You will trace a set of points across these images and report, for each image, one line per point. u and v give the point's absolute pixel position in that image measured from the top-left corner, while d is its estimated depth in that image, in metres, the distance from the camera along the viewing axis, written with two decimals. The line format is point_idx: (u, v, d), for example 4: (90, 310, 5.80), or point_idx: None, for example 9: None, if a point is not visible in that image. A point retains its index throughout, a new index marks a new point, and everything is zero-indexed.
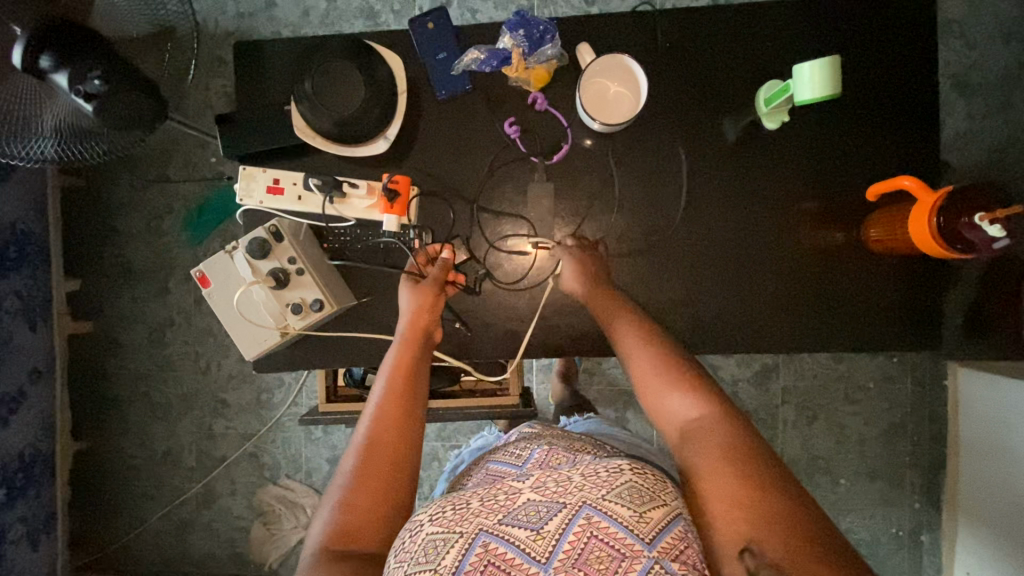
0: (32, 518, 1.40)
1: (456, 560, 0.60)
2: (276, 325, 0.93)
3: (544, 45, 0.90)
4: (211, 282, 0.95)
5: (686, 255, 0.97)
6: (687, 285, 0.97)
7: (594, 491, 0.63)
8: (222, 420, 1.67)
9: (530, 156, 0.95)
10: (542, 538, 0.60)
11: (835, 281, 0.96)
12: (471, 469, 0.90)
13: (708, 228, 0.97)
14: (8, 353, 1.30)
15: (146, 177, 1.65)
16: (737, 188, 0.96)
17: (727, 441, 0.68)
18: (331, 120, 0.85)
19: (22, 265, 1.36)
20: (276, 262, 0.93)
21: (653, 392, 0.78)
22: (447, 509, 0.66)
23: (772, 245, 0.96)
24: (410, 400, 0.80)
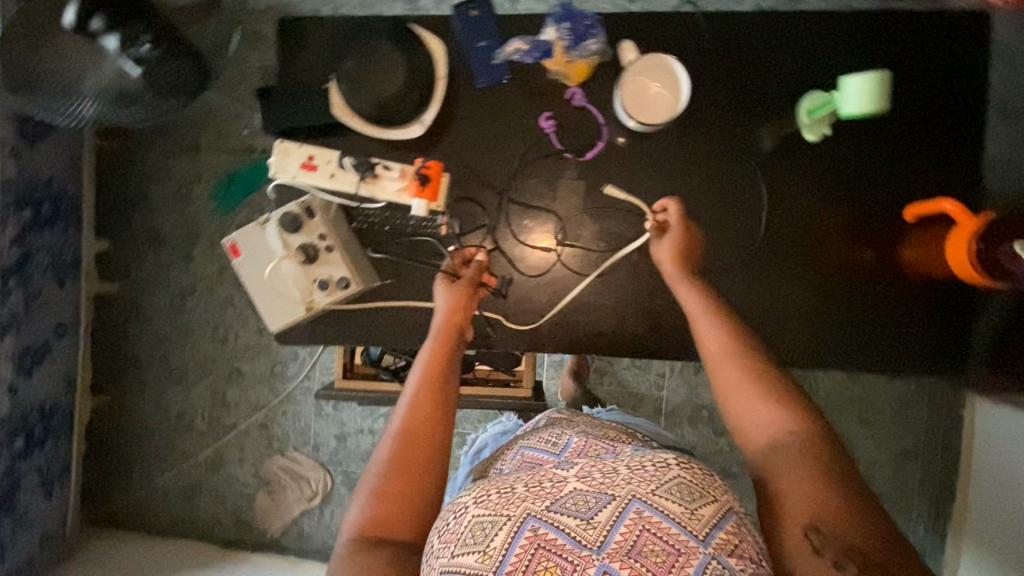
0: (48, 468, 1.44)
1: (506, 544, 0.63)
2: (302, 299, 0.94)
3: (588, 39, 0.89)
4: (242, 253, 0.96)
5: (739, 261, 0.96)
6: (732, 293, 0.96)
7: (643, 486, 0.66)
8: (236, 389, 1.70)
9: (562, 150, 0.95)
10: (593, 527, 0.63)
11: (875, 306, 0.95)
12: (505, 453, 0.93)
13: (755, 239, 0.96)
14: (36, 307, 1.34)
15: (178, 145, 1.67)
16: (781, 201, 0.95)
17: (807, 462, 0.67)
18: (371, 101, 0.88)
19: (55, 222, 1.39)
20: (307, 238, 0.93)
21: (730, 394, 0.77)
22: (491, 492, 0.69)
23: (820, 262, 0.95)
24: (443, 395, 0.79)
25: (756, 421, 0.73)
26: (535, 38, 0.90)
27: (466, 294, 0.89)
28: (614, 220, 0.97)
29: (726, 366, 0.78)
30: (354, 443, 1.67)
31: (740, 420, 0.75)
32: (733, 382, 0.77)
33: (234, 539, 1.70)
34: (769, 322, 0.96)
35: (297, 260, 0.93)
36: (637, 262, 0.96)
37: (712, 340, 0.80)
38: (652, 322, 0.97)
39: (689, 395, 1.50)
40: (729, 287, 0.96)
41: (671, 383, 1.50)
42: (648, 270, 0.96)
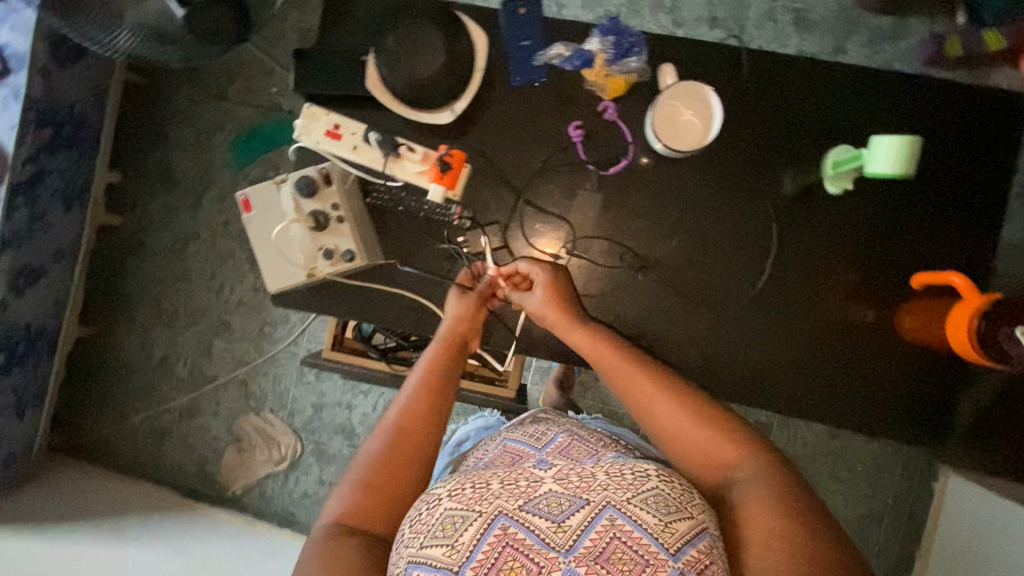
0: (23, 389, 1.43)
1: (474, 539, 0.66)
2: (305, 265, 0.96)
3: (629, 57, 0.93)
4: (253, 209, 1.00)
5: (752, 308, 0.96)
6: (737, 336, 0.96)
7: (618, 494, 0.70)
8: (222, 342, 1.70)
9: (583, 158, 0.95)
10: (564, 530, 0.66)
11: (879, 373, 0.95)
12: (488, 440, 0.96)
13: (769, 288, 0.96)
14: (38, 228, 1.33)
15: (206, 91, 1.67)
16: (801, 254, 0.95)
17: (777, 502, 0.71)
18: (405, 79, 0.88)
19: (71, 147, 1.39)
20: (320, 205, 0.96)
21: (670, 435, 0.82)
22: (465, 487, 0.73)
23: (832, 323, 0.95)
24: (436, 404, 0.86)
25: (704, 456, 0.80)
26: (578, 46, 0.94)
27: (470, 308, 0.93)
28: (626, 239, 0.96)
29: (662, 407, 0.83)
30: (330, 415, 1.67)
31: (687, 453, 0.81)
32: (660, 411, 0.83)
33: (196, 491, 1.70)
34: (777, 375, 0.96)
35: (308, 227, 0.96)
36: (639, 285, 0.96)
37: (643, 385, 0.85)
38: (646, 345, 0.96)
39: None
40: (733, 336, 0.96)
41: None
42: (650, 295, 0.96)
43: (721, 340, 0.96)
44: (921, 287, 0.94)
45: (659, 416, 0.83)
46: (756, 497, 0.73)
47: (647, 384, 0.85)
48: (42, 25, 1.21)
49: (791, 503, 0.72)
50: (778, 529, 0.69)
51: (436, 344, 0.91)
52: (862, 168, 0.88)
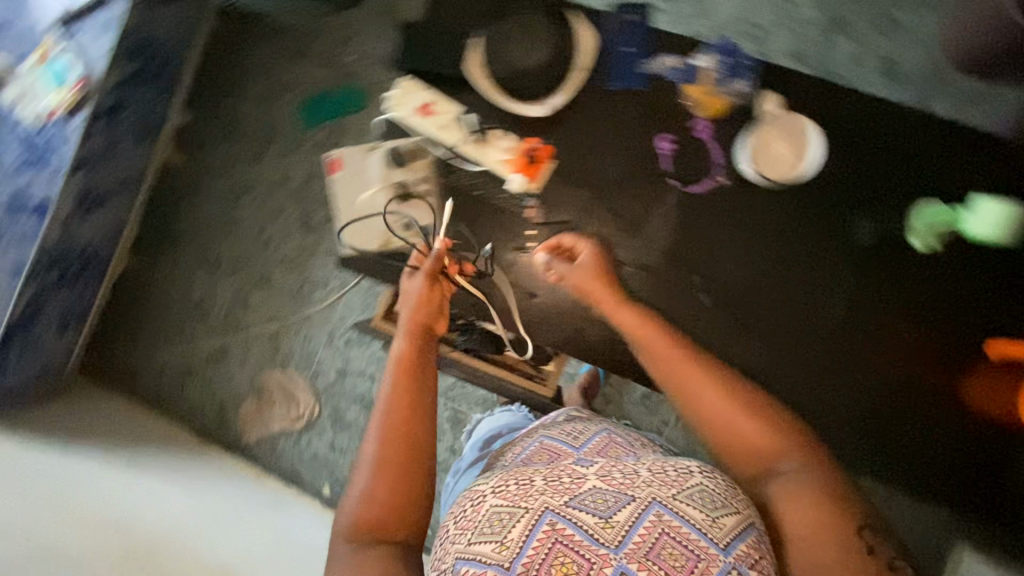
0: (67, 308, 1.47)
1: (524, 535, 0.74)
2: (381, 234, 0.99)
3: (736, 80, 0.95)
4: (344, 167, 1.05)
5: (817, 353, 0.93)
6: (795, 379, 0.93)
7: (663, 492, 0.78)
8: (260, 294, 1.73)
9: (666, 172, 0.94)
10: (612, 526, 0.74)
11: (939, 437, 0.93)
12: (521, 439, 1.01)
13: (834, 334, 0.93)
14: (110, 156, 1.38)
15: (285, 49, 1.70)
16: (865, 306, 0.93)
17: (819, 497, 0.77)
18: (509, 69, 0.93)
19: (153, 83, 1.42)
20: (404, 176, 1.00)
21: (713, 424, 0.84)
22: (509, 484, 0.81)
23: (890, 379, 0.93)
24: (416, 395, 0.86)
25: (745, 450, 0.83)
26: (685, 59, 0.96)
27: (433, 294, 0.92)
28: (694, 263, 0.94)
29: (709, 396, 0.84)
30: (351, 383, 1.68)
31: (729, 443, 0.84)
32: (709, 401, 0.84)
33: (209, 434, 1.73)
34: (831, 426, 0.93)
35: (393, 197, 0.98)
36: (700, 310, 0.94)
37: (691, 373, 0.85)
38: None
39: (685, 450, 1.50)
40: (794, 380, 0.93)
41: (672, 433, 1.51)
42: (711, 324, 0.94)
43: (786, 387, 0.92)
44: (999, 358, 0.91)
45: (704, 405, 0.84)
46: (798, 492, 0.78)
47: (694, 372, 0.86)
48: None
49: (833, 498, 0.77)
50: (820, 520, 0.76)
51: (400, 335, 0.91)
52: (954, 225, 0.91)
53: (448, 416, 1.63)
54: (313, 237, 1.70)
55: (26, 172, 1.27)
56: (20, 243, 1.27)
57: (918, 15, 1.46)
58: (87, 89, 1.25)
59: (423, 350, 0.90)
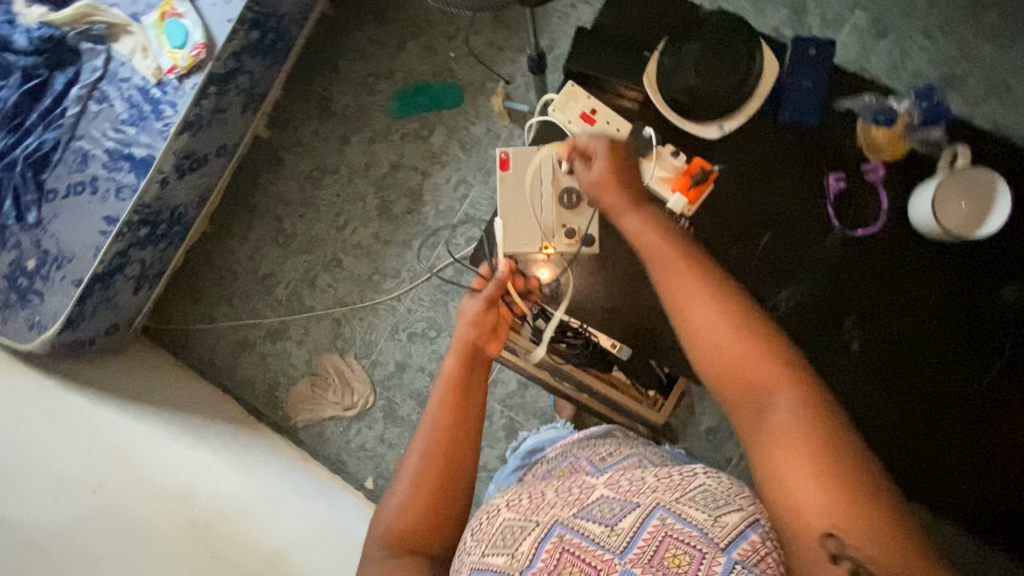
0: (147, 266, 1.45)
1: (534, 548, 0.62)
2: (541, 237, 0.90)
3: (933, 127, 0.82)
4: (511, 169, 0.90)
5: (953, 425, 0.81)
6: (942, 454, 0.82)
7: (667, 493, 0.64)
8: (328, 277, 1.71)
9: (834, 221, 0.81)
10: (616, 533, 0.61)
11: None
12: (552, 454, 0.99)
13: (962, 406, 0.81)
14: (216, 119, 1.35)
15: (389, 37, 1.70)
16: (998, 377, 0.81)
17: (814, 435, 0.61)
18: (681, 85, 0.79)
19: (268, 54, 1.40)
20: (575, 183, 0.89)
21: (707, 352, 0.70)
22: (522, 499, 0.72)
23: (998, 437, 0.81)
24: (464, 416, 0.79)
25: (738, 380, 0.68)
26: (883, 102, 0.82)
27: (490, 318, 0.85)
28: (846, 306, 0.82)
29: (704, 314, 0.71)
30: (408, 378, 1.65)
31: (718, 370, 0.69)
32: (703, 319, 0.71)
33: (259, 410, 1.70)
34: (965, 505, 0.81)
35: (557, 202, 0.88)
36: (829, 361, 0.82)
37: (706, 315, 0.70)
38: None
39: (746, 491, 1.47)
40: (933, 457, 0.82)
41: (734, 472, 1.49)
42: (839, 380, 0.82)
43: (920, 465, 0.82)
44: None
45: (699, 327, 0.71)
46: (779, 423, 0.63)
47: (693, 286, 0.73)
48: None
49: (824, 450, 0.59)
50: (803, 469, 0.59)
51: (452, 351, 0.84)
52: None
53: (505, 425, 1.60)
54: (391, 226, 1.68)
55: (134, 123, 1.30)
56: (118, 192, 1.29)
57: None
58: (205, 55, 1.26)
59: (474, 369, 0.82)
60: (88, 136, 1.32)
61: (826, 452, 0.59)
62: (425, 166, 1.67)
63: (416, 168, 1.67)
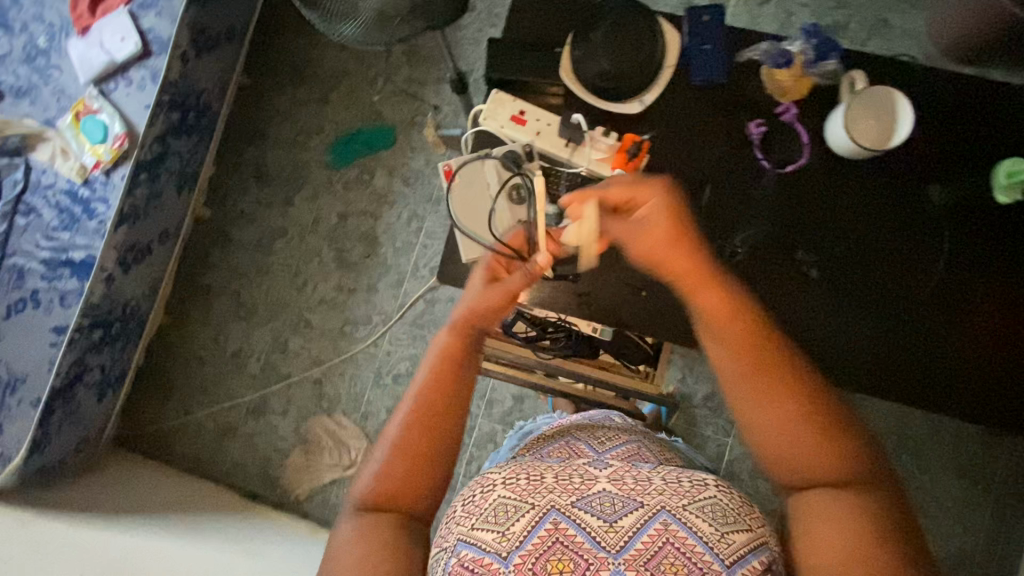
0: (109, 370, 1.40)
1: (527, 528, 0.71)
2: (500, 238, 0.85)
3: (829, 59, 0.86)
4: (458, 179, 0.88)
5: (918, 332, 0.85)
6: (919, 353, 0.84)
7: (673, 501, 0.73)
8: (299, 339, 1.68)
9: (764, 162, 0.86)
10: (615, 530, 0.70)
11: (1007, 375, 0.83)
12: (549, 433, 1.03)
13: (922, 312, 0.85)
14: (153, 207, 1.34)
15: (310, 95, 1.72)
16: (946, 274, 0.85)
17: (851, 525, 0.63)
18: (597, 71, 0.84)
19: (193, 132, 1.40)
20: (520, 179, 0.86)
21: (763, 433, 0.68)
22: (519, 478, 0.78)
23: (964, 332, 0.84)
24: (451, 396, 0.74)
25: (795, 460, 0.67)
26: (778, 45, 0.87)
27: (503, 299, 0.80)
28: (796, 238, 0.86)
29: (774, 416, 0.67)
30: None
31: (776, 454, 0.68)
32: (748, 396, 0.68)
33: (257, 492, 1.63)
34: (946, 401, 0.84)
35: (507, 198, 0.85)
36: (784, 288, 0.85)
37: (781, 410, 0.67)
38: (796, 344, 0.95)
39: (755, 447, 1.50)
40: (910, 365, 0.84)
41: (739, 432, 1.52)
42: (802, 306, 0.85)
43: (897, 373, 0.84)
44: None
45: (760, 421, 0.68)
46: (835, 516, 0.64)
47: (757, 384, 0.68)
48: (189, 13, 1.28)
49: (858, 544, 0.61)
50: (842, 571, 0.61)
51: (446, 331, 0.77)
52: None
53: None
54: (352, 274, 1.68)
55: (68, 228, 1.27)
56: (63, 299, 1.25)
57: (907, 13, 1.58)
58: (129, 145, 1.25)
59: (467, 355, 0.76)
60: (20, 251, 1.27)
61: (875, 561, 0.60)
62: (373, 209, 1.68)
63: (365, 213, 1.68)
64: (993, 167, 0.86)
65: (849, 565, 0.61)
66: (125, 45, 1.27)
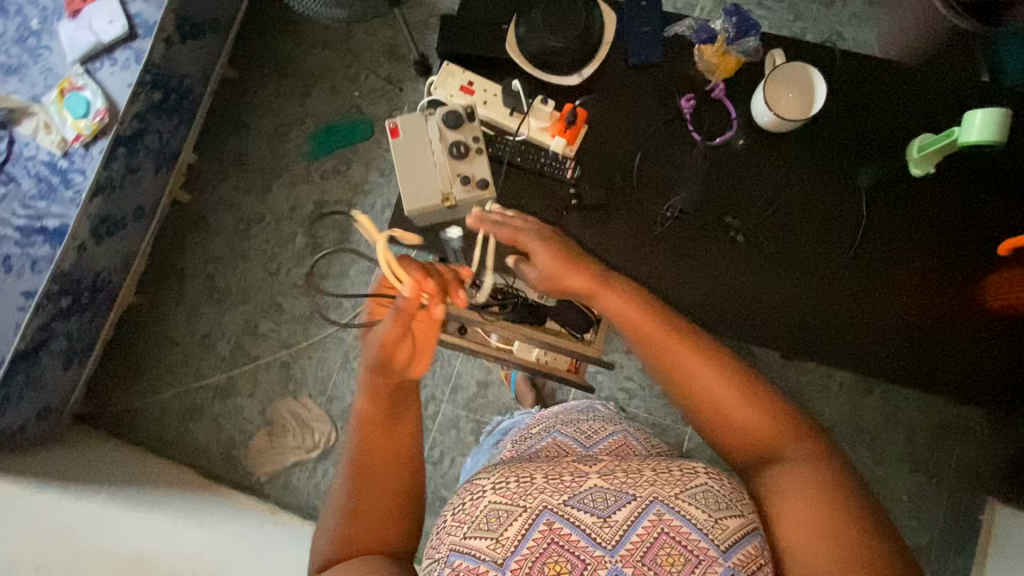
0: (74, 339, 1.43)
1: (521, 532, 0.66)
2: (440, 190, 0.88)
3: (749, 35, 0.91)
4: (402, 135, 0.90)
5: (837, 302, 0.91)
6: (847, 321, 0.91)
7: (666, 489, 0.68)
8: (270, 322, 1.71)
9: (693, 134, 0.93)
10: (610, 526, 0.65)
11: (924, 340, 0.90)
12: (533, 430, 1.04)
13: (841, 284, 0.91)
14: (129, 180, 1.40)
15: (292, 89, 1.79)
16: (859, 247, 0.91)
17: (814, 499, 0.64)
18: (538, 46, 0.90)
19: (173, 114, 1.49)
20: (461, 137, 0.89)
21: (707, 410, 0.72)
22: (509, 481, 0.72)
23: (883, 302, 0.90)
24: (393, 443, 0.75)
25: (740, 437, 0.71)
26: (704, 23, 0.93)
27: (405, 342, 0.74)
28: (723, 206, 0.93)
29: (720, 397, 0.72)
30: None
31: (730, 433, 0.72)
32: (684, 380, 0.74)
33: (219, 474, 1.63)
34: (865, 363, 0.91)
35: (448, 154, 0.87)
36: (717, 258, 0.93)
37: (710, 381, 0.72)
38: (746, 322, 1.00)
39: None
40: (830, 332, 0.91)
41: None
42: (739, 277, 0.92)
43: (817, 339, 0.91)
44: (959, 256, 0.90)
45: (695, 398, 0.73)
46: (794, 492, 0.66)
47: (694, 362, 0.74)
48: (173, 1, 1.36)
49: (820, 515, 0.63)
50: (817, 550, 0.61)
51: (361, 396, 0.76)
52: (950, 148, 0.84)
53: (471, 428, 1.61)
54: (324, 260, 1.72)
55: (45, 197, 1.31)
56: (34, 265, 1.28)
57: (859, 28, 1.67)
58: (109, 120, 1.31)
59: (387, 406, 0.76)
60: None
61: (840, 532, 0.61)
62: (348, 198, 1.73)
63: (340, 202, 1.73)
64: (909, 145, 0.91)
65: (821, 541, 0.61)
66: (112, 27, 1.34)
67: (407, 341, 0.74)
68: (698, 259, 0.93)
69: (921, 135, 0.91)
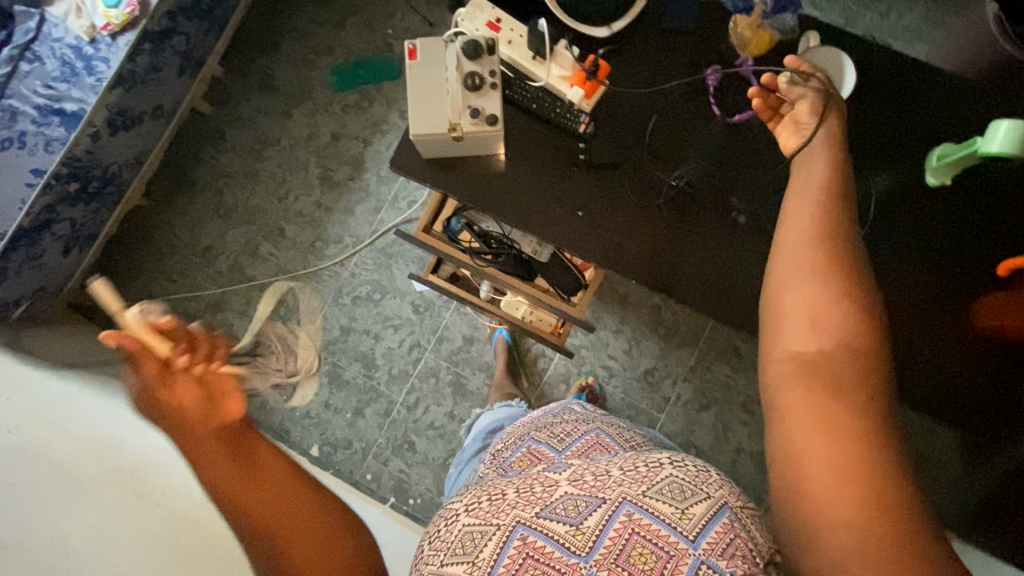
0: (77, 226, 1.46)
1: (496, 552, 0.65)
2: (448, 119, 0.88)
3: (786, 13, 0.95)
4: (419, 58, 0.89)
5: None
6: None
7: (633, 487, 0.67)
8: (270, 245, 1.72)
9: (714, 108, 0.96)
10: (582, 532, 0.64)
11: (906, 348, 0.93)
12: (511, 440, 0.98)
13: None
14: (151, 78, 1.41)
15: (327, 17, 1.77)
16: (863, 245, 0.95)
17: (843, 414, 0.60)
18: None
19: (204, 19, 1.49)
20: (477, 68, 0.89)
21: (798, 277, 0.69)
22: (481, 500, 0.71)
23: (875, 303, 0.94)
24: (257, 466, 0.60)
25: (818, 319, 0.66)
26: None
27: (191, 392, 0.61)
28: (730, 185, 0.95)
29: (799, 281, 0.69)
30: (354, 341, 1.65)
31: (806, 320, 0.66)
32: (797, 251, 0.71)
33: None
34: None
35: (462, 83, 0.87)
36: (714, 241, 0.94)
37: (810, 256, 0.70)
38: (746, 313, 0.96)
39: (683, 427, 1.53)
40: None
41: (672, 410, 1.55)
42: (736, 266, 0.94)
43: None
44: (958, 271, 0.94)
45: (795, 264, 0.70)
46: (830, 403, 0.61)
47: (807, 239, 0.71)
48: None
49: (846, 428, 0.59)
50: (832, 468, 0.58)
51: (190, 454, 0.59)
52: (972, 158, 0.88)
53: (450, 381, 1.63)
54: (332, 193, 1.72)
55: (66, 80, 1.31)
56: (47, 145, 1.30)
57: (909, 44, 1.62)
58: (139, 13, 1.30)
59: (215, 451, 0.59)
60: (17, 94, 1.29)
61: (858, 457, 0.58)
62: (366, 135, 1.73)
63: (357, 137, 1.73)
64: (928, 154, 0.96)
65: (839, 462, 0.58)
66: None
67: (191, 390, 0.61)
68: (696, 240, 0.95)
69: (940, 144, 0.95)
